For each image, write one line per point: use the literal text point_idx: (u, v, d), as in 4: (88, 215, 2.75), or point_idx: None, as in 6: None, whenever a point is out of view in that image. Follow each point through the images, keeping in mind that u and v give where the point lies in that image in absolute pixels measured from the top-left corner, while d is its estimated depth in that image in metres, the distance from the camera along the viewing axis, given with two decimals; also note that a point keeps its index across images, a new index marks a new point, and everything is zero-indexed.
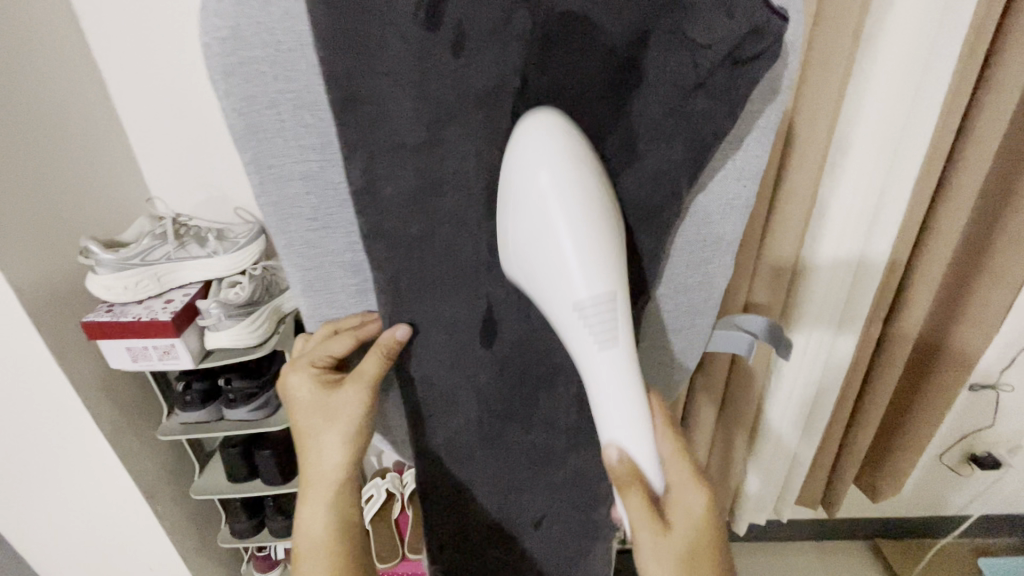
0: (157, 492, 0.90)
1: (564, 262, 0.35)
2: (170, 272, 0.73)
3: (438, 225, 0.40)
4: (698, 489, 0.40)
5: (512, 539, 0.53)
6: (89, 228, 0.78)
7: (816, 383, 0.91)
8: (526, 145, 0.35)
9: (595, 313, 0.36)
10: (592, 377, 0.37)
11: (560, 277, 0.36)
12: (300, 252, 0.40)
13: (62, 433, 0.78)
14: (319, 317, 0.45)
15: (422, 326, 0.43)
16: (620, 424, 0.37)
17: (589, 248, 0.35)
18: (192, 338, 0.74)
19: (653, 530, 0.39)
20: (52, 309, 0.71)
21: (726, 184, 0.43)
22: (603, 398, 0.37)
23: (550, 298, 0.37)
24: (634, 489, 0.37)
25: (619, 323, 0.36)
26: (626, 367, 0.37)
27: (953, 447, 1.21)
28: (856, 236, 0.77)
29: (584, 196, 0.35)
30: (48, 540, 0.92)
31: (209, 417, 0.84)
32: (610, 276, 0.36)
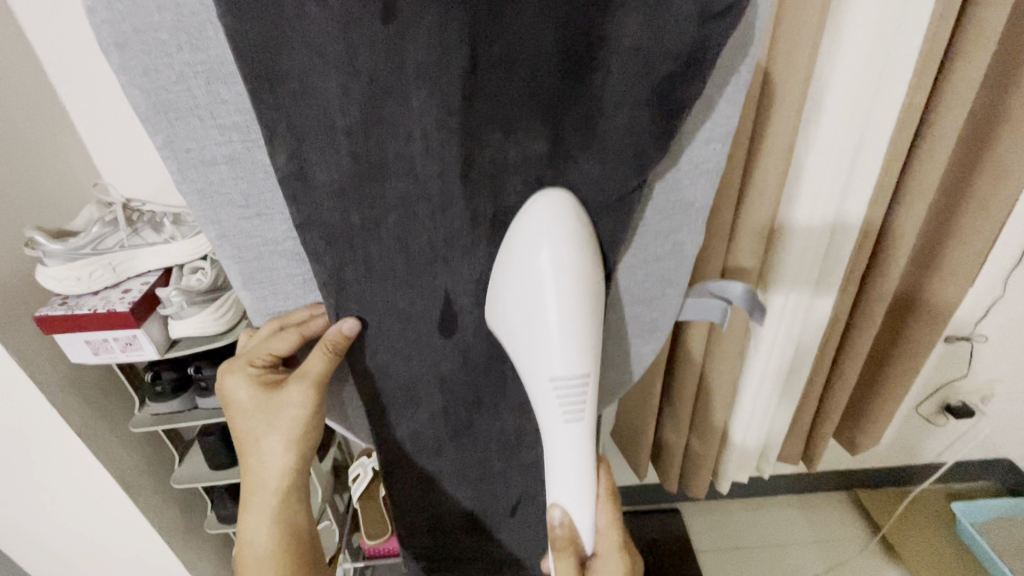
0: (137, 485, 0.89)
1: (545, 331, 0.38)
2: (125, 261, 0.70)
3: (386, 212, 0.38)
4: (621, 563, 0.45)
5: (488, 527, 0.55)
6: (36, 218, 0.74)
7: (794, 345, 0.92)
8: (536, 222, 0.38)
9: (567, 390, 0.39)
10: (551, 445, 0.41)
11: (548, 349, 0.38)
12: (234, 243, 0.38)
13: (32, 432, 0.77)
14: (267, 311, 0.42)
15: (371, 319, 0.41)
16: (570, 498, 0.41)
17: (572, 322, 0.38)
18: (155, 328, 0.71)
19: None
20: (4, 306, 0.68)
21: (692, 148, 0.41)
22: (561, 461, 0.41)
23: (529, 369, 0.40)
24: (567, 552, 0.42)
25: (587, 405, 0.40)
26: (585, 439, 0.40)
27: (928, 399, 1.24)
28: (831, 198, 0.76)
29: (576, 283, 0.38)
30: (28, 535, 0.91)
31: (183, 406, 0.82)
32: (586, 359, 0.39)
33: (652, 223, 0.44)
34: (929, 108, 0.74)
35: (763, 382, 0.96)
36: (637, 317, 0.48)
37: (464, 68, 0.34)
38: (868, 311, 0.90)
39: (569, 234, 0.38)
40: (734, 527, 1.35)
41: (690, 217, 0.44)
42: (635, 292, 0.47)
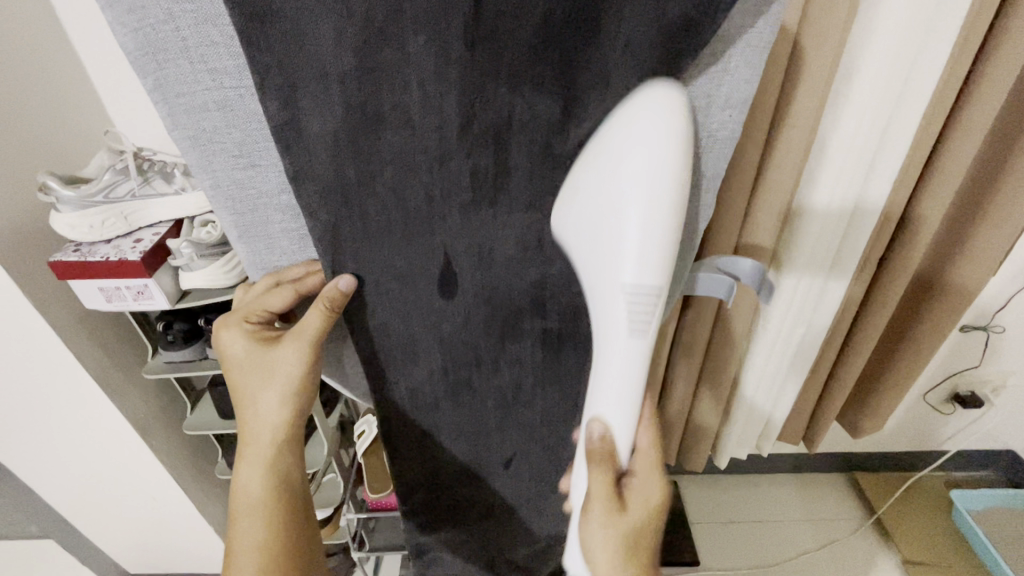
0: (150, 429, 0.93)
1: (622, 236, 0.33)
2: (136, 211, 0.71)
3: (380, 169, 0.37)
4: (658, 484, 0.45)
5: (482, 479, 0.56)
6: (50, 164, 0.74)
7: (804, 325, 0.90)
8: (642, 110, 0.32)
9: (640, 303, 0.34)
10: (609, 353, 0.37)
11: (623, 253, 0.33)
12: (229, 194, 0.38)
13: (50, 371, 0.80)
14: (264, 264, 0.43)
15: (367, 277, 0.42)
16: (613, 407, 0.38)
17: (655, 241, 0.33)
18: (166, 279, 0.72)
19: (605, 507, 0.43)
20: (21, 250, 0.70)
21: (708, 113, 0.40)
22: (610, 375, 0.38)
23: (598, 274, 0.36)
24: (601, 468, 0.41)
25: (653, 322, 0.35)
26: (643, 358, 0.37)
27: (936, 387, 1.23)
28: (853, 180, 0.73)
29: (670, 184, 0.31)
30: (51, 466, 0.96)
31: (193, 356, 0.84)
32: (663, 272, 0.33)
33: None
34: (967, 88, 0.70)
35: (768, 363, 0.95)
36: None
37: (467, 15, 0.33)
38: (885, 297, 0.87)
39: (678, 124, 0.31)
40: (728, 500, 1.38)
41: (699, 188, 0.43)
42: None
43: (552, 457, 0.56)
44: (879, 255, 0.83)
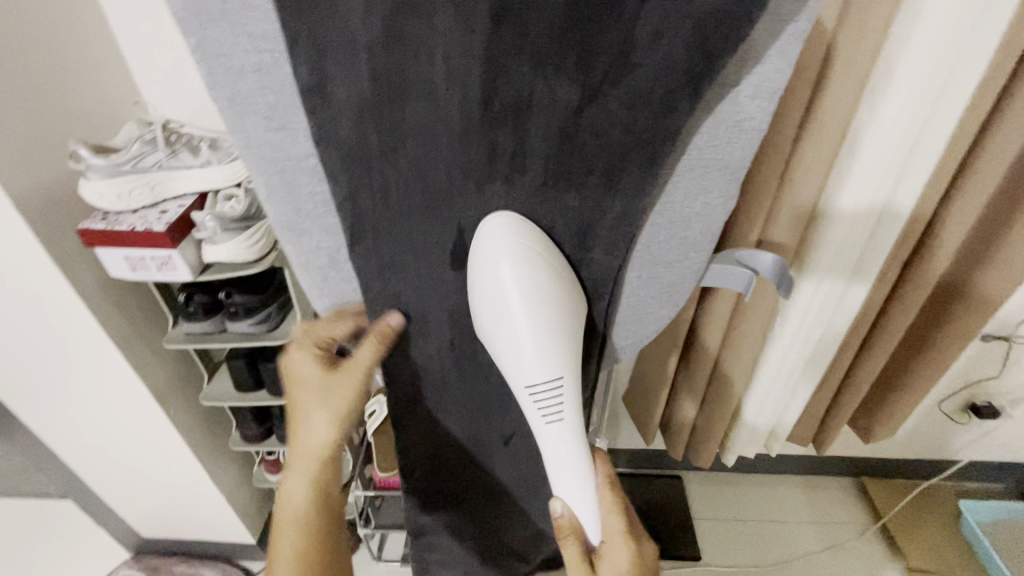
0: (168, 398, 0.95)
1: (517, 344, 0.41)
2: (163, 182, 0.71)
3: (402, 141, 0.38)
4: (626, 549, 0.46)
5: (485, 457, 0.57)
6: (82, 133, 0.76)
7: (822, 328, 0.89)
8: (491, 242, 0.40)
9: (544, 396, 0.42)
10: (541, 443, 0.44)
11: (522, 359, 0.41)
12: (259, 153, 0.39)
13: (75, 337, 0.82)
14: (291, 229, 0.42)
15: (381, 245, 0.42)
16: (569, 488, 0.45)
17: (542, 336, 0.40)
18: (189, 250, 0.73)
19: (583, 575, 0.47)
20: (52, 217, 0.71)
21: (739, 103, 0.39)
22: (554, 455, 0.44)
23: (510, 374, 0.43)
24: (570, 540, 0.46)
25: (565, 405, 0.42)
26: (572, 433, 0.43)
27: (952, 395, 1.21)
28: (882, 182, 0.72)
29: (532, 294, 0.40)
30: (72, 430, 0.99)
31: (212, 329, 0.85)
32: (557, 364, 0.41)
33: (686, 180, 0.41)
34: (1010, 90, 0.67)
35: (783, 363, 0.95)
36: (657, 276, 0.45)
37: None
38: (907, 301, 0.86)
39: (519, 248, 0.39)
40: (732, 499, 1.38)
41: (728, 177, 0.41)
42: (654, 254, 0.44)
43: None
44: (903, 260, 0.82)
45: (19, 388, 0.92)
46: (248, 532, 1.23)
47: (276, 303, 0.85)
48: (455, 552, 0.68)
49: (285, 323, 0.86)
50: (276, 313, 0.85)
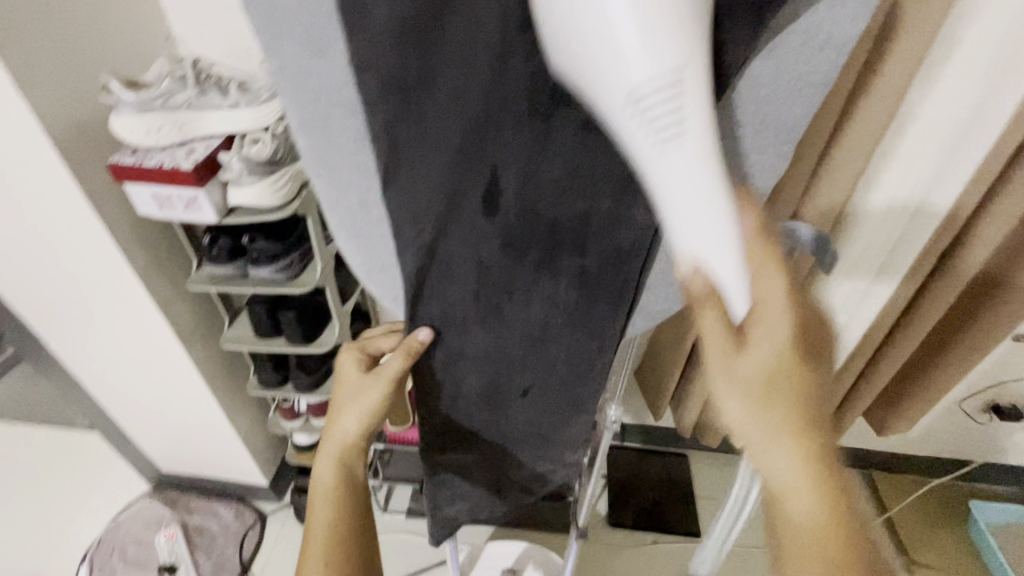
0: (190, 338, 0.97)
1: (615, 34, 0.31)
2: (191, 121, 0.71)
3: (439, 67, 0.37)
4: (785, 319, 0.42)
5: (504, 403, 0.60)
6: (113, 65, 0.75)
7: (841, 314, 0.89)
8: None
9: (659, 95, 0.32)
10: (653, 176, 0.35)
11: (625, 52, 0.31)
12: (294, 81, 0.37)
13: (103, 271, 0.84)
14: (321, 165, 0.41)
15: (415, 188, 0.41)
16: (703, 233, 0.37)
17: (648, 26, 0.31)
18: (215, 192, 0.73)
19: (725, 347, 0.41)
20: (81, 148, 0.71)
21: (804, 52, 0.36)
22: (672, 193, 0.36)
23: (603, 88, 0.33)
24: (710, 309, 0.40)
25: (686, 119, 0.33)
26: (701, 157, 0.35)
27: (974, 395, 1.19)
28: (925, 156, 0.74)
29: None
30: (98, 361, 1.02)
31: (234, 274, 0.86)
32: (676, 49, 0.32)
33: (741, 141, 0.40)
34: None
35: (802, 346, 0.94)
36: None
37: None
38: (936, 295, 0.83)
39: None
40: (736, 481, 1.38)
41: (782, 140, 0.40)
42: None
43: (571, 394, 0.59)
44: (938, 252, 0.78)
45: (49, 318, 0.95)
46: (261, 474, 1.27)
47: (299, 252, 0.86)
48: (465, 482, 0.75)
49: (307, 271, 0.87)
50: (298, 262, 0.87)
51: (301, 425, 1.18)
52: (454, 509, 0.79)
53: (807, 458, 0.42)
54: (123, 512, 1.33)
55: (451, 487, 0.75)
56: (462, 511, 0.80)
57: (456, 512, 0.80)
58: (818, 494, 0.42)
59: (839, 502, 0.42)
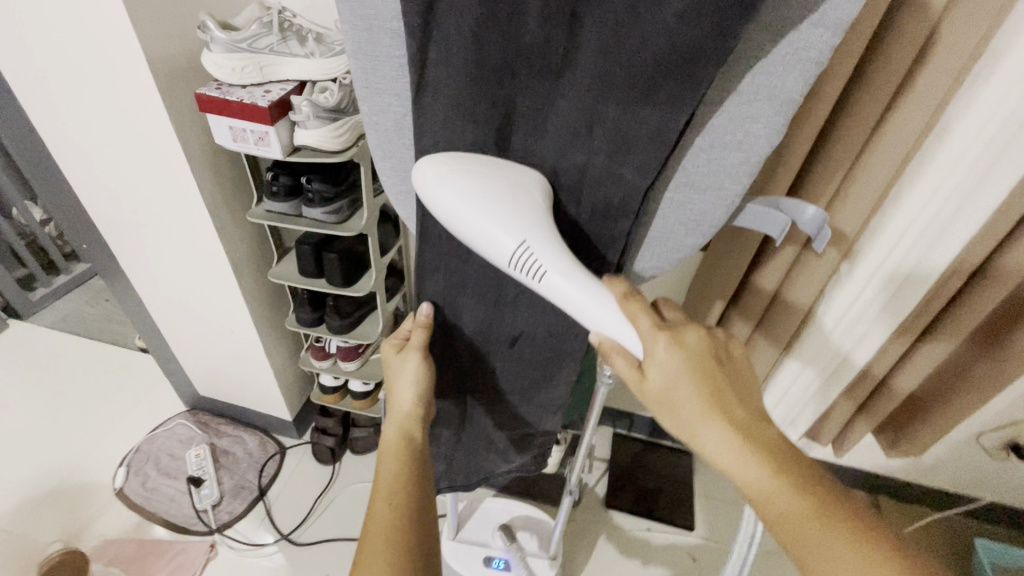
0: (240, 268, 1.06)
1: (482, 228, 0.44)
2: (272, 64, 0.79)
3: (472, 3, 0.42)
4: (665, 338, 0.47)
5: (494, 344, 0.67)
6: (207, 7, 0.84)
7: (866, 321, 0.93)
8: (423, 181, 0.46)
9: (520, 252, 0.44)
10: (550, 296, 0.46)
11: (489, 239, 0.44)
12: (354, 11, 0.44)
13: (175, 195, 0.93)
14: (367, 86, 0.49)
15: (443, 112, 0.47)
16: (595, 316, 0.45)
17: (496, 214, 0.44)
18: (283, 131, 0.81)
19: (636, 385, 0.48)
20: (171, 78, 0.80)
21: (802, 31, 0.41)
22: (565, 298, 0.45)
23: (492, 259, 0.46)
24: (617, 356, 0.48)
25: (542, 256, 0.44)
26: (568, 266, 0.45)
27: (994, 430, 1.17)
28: (969, 170, 0.75)
29: (468, 188, 0.45)
30: (157, 281, 1.13)
31: (289, 211, 0.94)
32: (514, 225, 0.44)
33: (727, 108, 0.45)
34: None
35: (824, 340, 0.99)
36: (684, 201, 0.51)
37: None
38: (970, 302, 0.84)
39: (444, 168, 0.46)
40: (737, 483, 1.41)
41: (772, 110, 0.45)
42: (690, 176, 0.49)
43: (557, 345, 0.65)
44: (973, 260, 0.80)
45: (120, 235, 1.05)
46: (286, 409, 1.36)
47: (348, 198, 0.93)
48: (452, 437, 0.82)
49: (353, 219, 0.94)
50: (346, 209, 0.94)
51: (328, 366, 1.26)
52: (437, 466, 0.86)
53: (746, 450, 0.45)
54: (160, 427, 1.44)
55: (439, 441, 0.82)
56: (441, 473, 0.87)
57: (435, 473, 0.87)
58: (790, 489, 0.44)
59: (795, 480, 0.45)
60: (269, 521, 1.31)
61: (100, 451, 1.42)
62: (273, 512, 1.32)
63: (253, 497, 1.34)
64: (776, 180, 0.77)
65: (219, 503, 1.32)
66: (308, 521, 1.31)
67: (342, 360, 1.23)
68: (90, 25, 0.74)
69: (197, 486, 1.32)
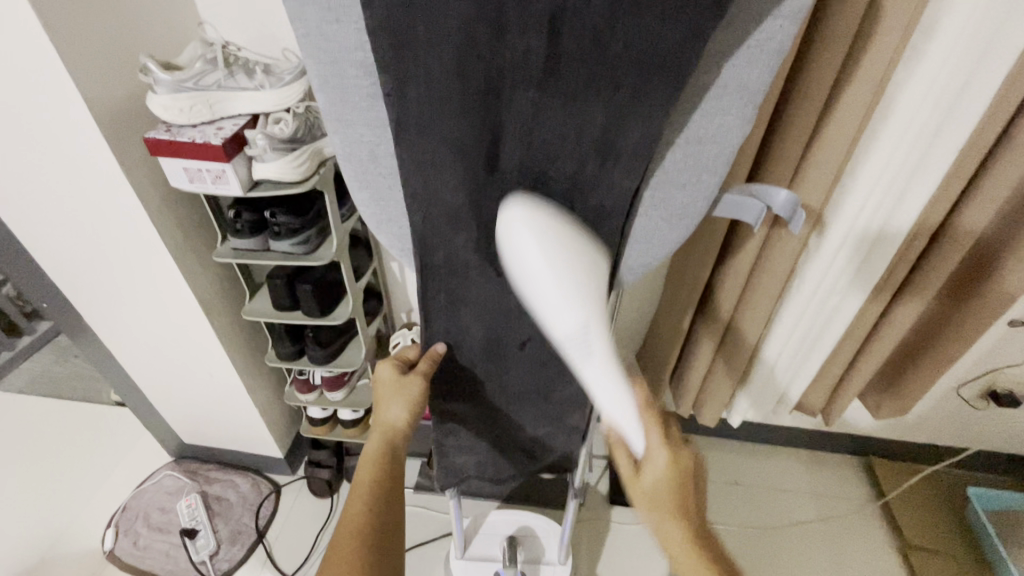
0: (213, 308, 1.03)
1: (550, 301, 0.44)
2: (220, 101, 0.77)
3: (445, 37, 0.40)
4: (665, 454, 0.58)
5: (503, 354, 0.66)
6: (148, 47, 0.82)
7: (838, 294, 0.96)
8: (509, 223, 0.46)
9: (575, 338, 0.45)
10: (587, 382, 0.48)
11: (553, 312, 0.44)
12: (314, 47, 0.42)
13: (135, 243, 0.90)
14: (338, 119, 0.46)
15: (429, 141, 0.46)
16: (616, 408, 0.49)
17: (566, 292, 0.44)
18: (240, 167, 0.79)
19: (626, 472, 0.60)
20: (118, 124, 0.78)
21: (757, 22, 0.42)
22: (598, 390, 0.48)
23: (547, 326, 0.46)
24: (621, 452, 0.60)
25: (595, 348, 0.46)
26: (608, 365, 0.48)
27: (972, 380, 1.21)
28: (920, 131, 0.76)
29: (552, 249, 0.44)
30: (126, 332, 1.09)
31: (256, 247, 0.92)
32: (586, 309, 0.45)
33: (704, 107, 0.46)
34: None
35: (803, 314, 1.00)
36: (667, 196, 0.51)
37: None
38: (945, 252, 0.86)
39: (538, 220, 0.45)
40: (731, 462, 1.44)
41: (739, 100, 0.45)
42: (672, 171, 0.49)
43: None
44: (946, 205, 0.83)
45: (82, 289, 1.01)
46: (276, 446, 1.33)
47: (316, 227, 0.92)
48: (475, 438, 0.79)
49: (324, 246, 0.93)
50: (315, 237, 0.92)
51: (315, 398, 1.23)
52: (463, 460, 0.83)
53: (693, 552, 0.57)
54: (148, 481, 1.40)
55: (458, 439, 0.80)
56: (471, 466, 0.84)
57: (464, 464, 0.84)
58: None
59: None
60: (271, 564, 1.27)
61: (85, 514, 1.36)
62: (274, 553, 1.29)
63: (252, 541, 1.30)
64: (738, 165, 0.78)
65: (217, 552, 1.28)
66: (312, 558, 1.28)
67: (328, 390, 1.21)
68: (29, 78, 0.71)
69: (191, 538, 1.28)
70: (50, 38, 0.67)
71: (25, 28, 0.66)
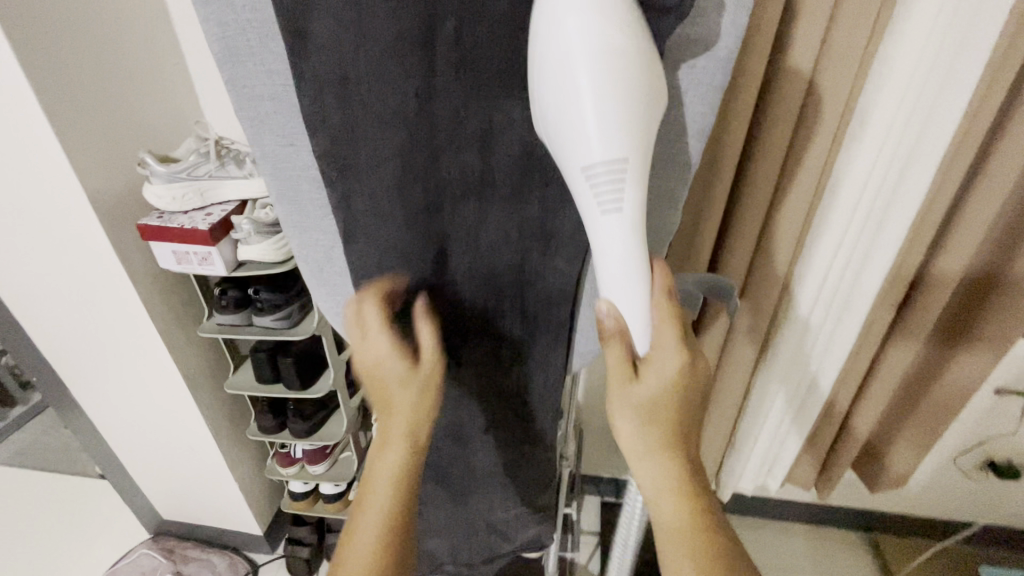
0: (198, 382, 1.05)
1: (582, 128, 0.39)
2: (211, 188, 0.84)
3: (383, 161, 0.45)
4: (676, 354, 0.47)
5: (467, 437, 0.67)
6: (149, 144, 0.90)
7: (813, 364, 0.99)
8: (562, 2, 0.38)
9: (599, 174, 0.41)
10: (602, 230, 0.43)
11: (580, 137, 0.40)
12: (274, 165, 0.48)
13: (123, 321, 0.94)
14: (295, 225, 0.51)
15: (376, 252, 0.48)
16: (619, 284, 0.45)
17: (612, 120, 0.39)
18: (226, 249, 0.84)
19: (622, 378, 0.48)
20: (115, 214, 0.84)
21: (664, 140, 0.48)
22: (611, 253, 0.44)
23: (565, 157, 0.42)
24: (614, 341, 0.48)
25: (624, 196, 0.41)
26: (628, 225, 0.43)
27: (968, 451, 1.18)
28: (865, 220, 0.82)
29: (603, 56, 0.38)
30: (110, 407, 1.10)
31: (240, 322, 0.95)
32: (625, 145, 0.40)
33: None
34: (992, 142, 0.74)
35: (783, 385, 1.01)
36: None
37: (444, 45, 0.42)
38: (918, 307, 0.88)
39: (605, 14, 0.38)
40: None
41: (661, 202, 0.52)
42: None
43: (526, 427, 0.65)
44: (919, 255, 0.83)
45: (70, 365, 1.04)
46: (255, 523, 1.30)
47: (298, 303, 0.95)
48: (444, 519, 0.78)
49: (305, 321, 0.96)
50: (297, 312, 0.95)
51: (296, 472, 1.22)
52: (435, 543, 0.81)
53: (677, 484, 0.48)
54: (121, 560, 1.34)
55: (428, 518, 0.78)
56: (443, 550, 0.82)
57: (435, 550, 0.83)
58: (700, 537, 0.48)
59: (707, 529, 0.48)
60: None
61: None
62: None
63: None
64: (699, 245, 0.81)
65: None
66: None
67: (311, 463, 1.20)
68: (37, 175, 0.78)
69: None
70: (60, 141, 0.74)
71: (38, 134, 0.74)
